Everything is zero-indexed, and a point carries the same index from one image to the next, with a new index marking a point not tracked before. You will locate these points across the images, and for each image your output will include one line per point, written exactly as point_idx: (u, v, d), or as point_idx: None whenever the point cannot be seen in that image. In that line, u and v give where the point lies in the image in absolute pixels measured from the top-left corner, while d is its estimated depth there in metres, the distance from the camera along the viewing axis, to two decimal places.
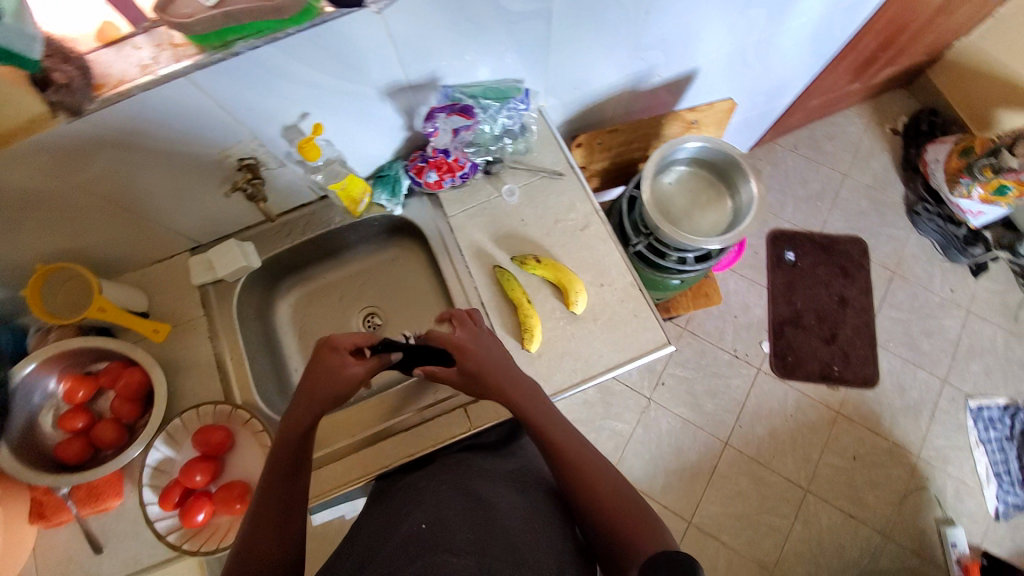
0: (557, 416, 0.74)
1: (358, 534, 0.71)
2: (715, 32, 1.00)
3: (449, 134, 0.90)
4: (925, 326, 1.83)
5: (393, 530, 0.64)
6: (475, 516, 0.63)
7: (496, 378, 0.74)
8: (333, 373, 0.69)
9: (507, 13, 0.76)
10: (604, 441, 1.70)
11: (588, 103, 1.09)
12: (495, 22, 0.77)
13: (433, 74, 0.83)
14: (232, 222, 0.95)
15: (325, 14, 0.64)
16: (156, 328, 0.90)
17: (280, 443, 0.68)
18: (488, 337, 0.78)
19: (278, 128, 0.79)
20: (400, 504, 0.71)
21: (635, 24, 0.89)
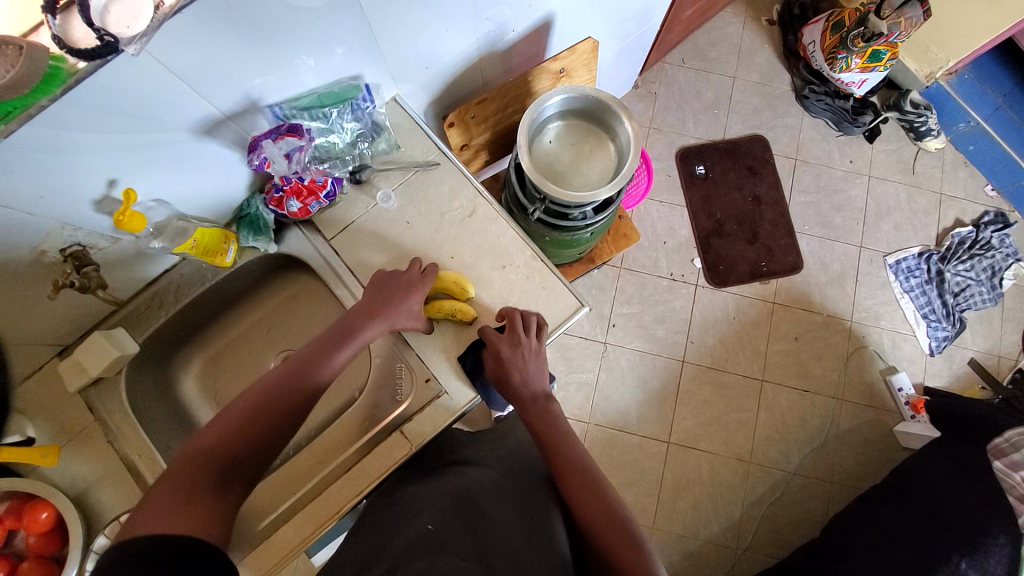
0: (556, 418, 0.83)
1: (352, 550, 0.73)
2: None
3: (285, 160, 0.79)
4: (835, 201, 1.91)
5: (389, 539, 0.68)
6: (475, 526, 0.69)
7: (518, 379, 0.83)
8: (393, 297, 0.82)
9: (306, 10, 0.67)
10: (573, 394, 1.74)
11: (446, 79, 1.01)
12: (297, 24, 0.68)
13: (250, 97, 0.73)
14: (89, 313, 0.86)
15: (79, 72, 0.54)
16: (46, 452, 0.80)
17: (314, 353, 0.76)
18: (530, 341, 0.83)
19: (89, 205, 0.70)
20: (396, 514, 0.74)
21: None
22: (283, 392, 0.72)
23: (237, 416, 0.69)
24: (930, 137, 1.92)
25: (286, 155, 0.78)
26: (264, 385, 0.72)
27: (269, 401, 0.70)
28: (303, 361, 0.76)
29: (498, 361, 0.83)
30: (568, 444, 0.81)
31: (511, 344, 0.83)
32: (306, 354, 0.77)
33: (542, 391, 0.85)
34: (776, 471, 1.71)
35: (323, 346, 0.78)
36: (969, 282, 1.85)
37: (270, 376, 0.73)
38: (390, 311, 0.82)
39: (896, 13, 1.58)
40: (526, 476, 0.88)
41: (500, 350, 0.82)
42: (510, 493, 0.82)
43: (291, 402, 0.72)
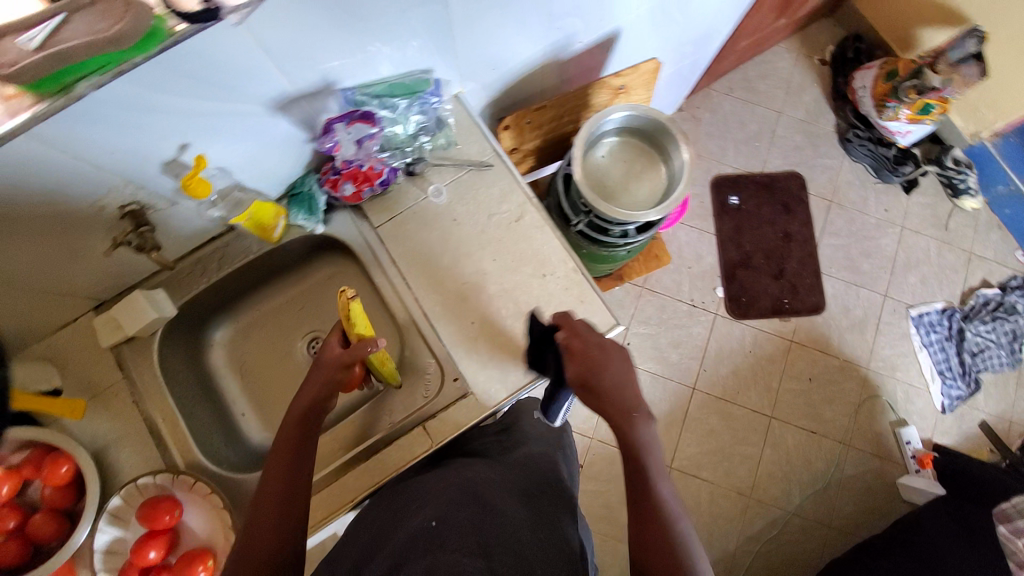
0: (650, 441, 0.74)
1: (361, 535, 0.72)
2: None
3: (353, 145, 0.82)
4: (865, 247, 1.90)
5: (395, 531, 0.67)
6: (479, 516, 0.67)
7: (608, 386, 0.75)
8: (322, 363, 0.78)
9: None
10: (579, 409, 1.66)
11: (509, 82, 1.01)
12: (384, 8, 0.68)
13: (327, 78, 0.74)
14: (132, 273, 0.86)
15: (177, 34, 0.54)
16: (72, 405, 0.82)
17: (285, 452, 0.71)
18: (612, 346, 0.79)
19: (157, 166, 0.70)
20: (405, 505, 0.73)
21: None
22: (277, 502, 0.66)
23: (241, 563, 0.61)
24: (967, 195, 1.91)
25: (355, 141, 0.80)
26: (258, 514, 0.65)
27: (265, 520, 0.65)
28: (281, 461, 0.70)
29: (587, 360, 0.77)
30: (657, 477, 0.71)
31: (601, 344, 0.78)
32: (275, 458, 0.71)
33: (638, 406, 0.75)
34: (776, 509, 1.69)
35: (293, 441, 0.72)
36: (989, 344, 1.83)
37: (261, 496, 0.67)
38: (319, 376, 0.77)
39: (950, 69, 1.63)
40: (537, 467, 0.86)
41: (587, 350, 0.77)
42: (517, 481, 0.79)
43: (286, 502, 0.66)
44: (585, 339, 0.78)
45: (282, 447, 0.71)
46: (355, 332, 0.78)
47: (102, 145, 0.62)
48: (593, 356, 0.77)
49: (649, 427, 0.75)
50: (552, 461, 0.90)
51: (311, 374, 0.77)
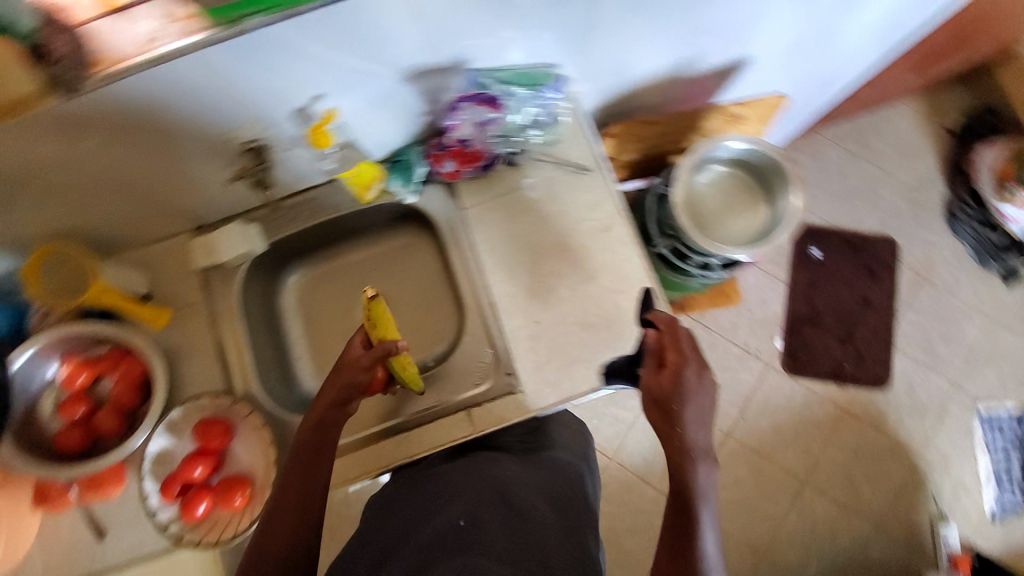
0: (705, 487, 0.70)
1: (389, 515, 0.75)
2: (777, 20, 0.90)
3: (473, 126, 0.83)
4: (945, 329, 1.78)
5: (423, 520, 0.69)
6: (510, 521, 0.67)
7: (689, 414, 0.72)
8: (343, 361, 0.76)
9: None
10: (604, 428, 1.59)
11: (626, 87, 0.97)
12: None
13: (461, 57, 0.74)
14: (235, 205, 0.92)
15: None
16: (156, 316, 0.88)
17: (302, 462, 0.71)
18: (708, 376, 0.74)
19: (289, 111, 0.72)
20: (433, 494, 0.75)
21: (691, 12, 0.80)
22: (294, 511, 0.68)
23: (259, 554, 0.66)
24: None
25: (476, 124, 0.83)
26: (274, 522, 0.68)
27: (281, 529, 0.67)
28: (299, 473, 0.70)
29: (675, 379, 0.73)
30: (700, 525, 0.68)
31: (696, 373, 0.74)
32: (291, 467, 0.71)
33: (703, 447, 0.72)
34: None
35: (309, 452, 0.71)
36: None
37: (278, 504, 0.69)
38: (336, 375, 0.75)
39: None
40: (562, 470, 0.84)
41: (685, 371, 0.73)
42: (545, 484, 0.79)
43: (303, 510, 0.69)
44: (680, 356, 0.75)
45: (297, 458, 0.71)
46: (376, 334, 0.77)
47: (249, 82, 0.65)
48: (688, 378, 0.73)
49: (709, 472, 0.72)
50: (576, 468, 0.88)
51: (328, 384, 0.75)
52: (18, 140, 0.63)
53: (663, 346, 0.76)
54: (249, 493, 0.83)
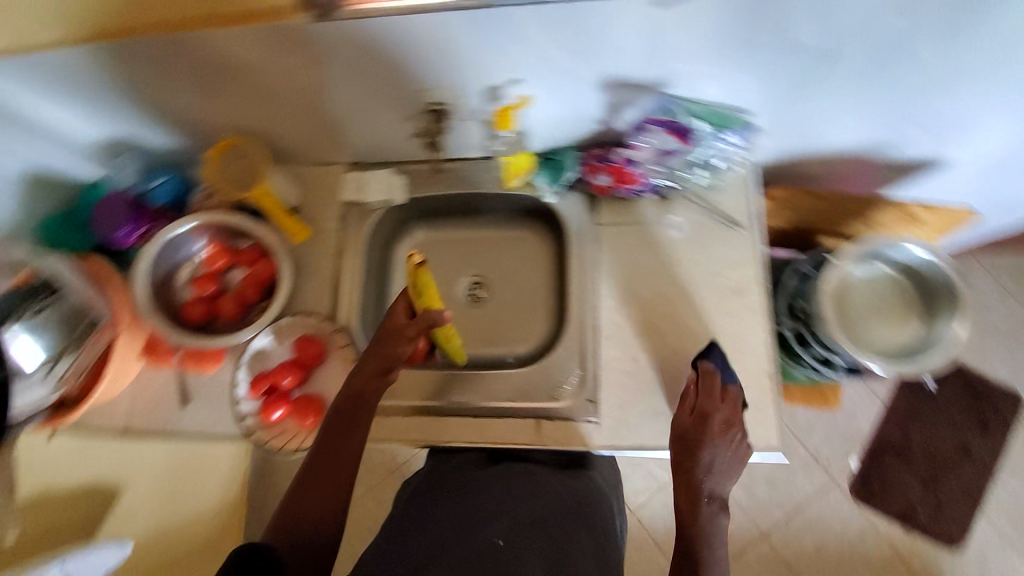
0: (715, 533, 0.73)
1: (429, 512, 0.77)
2: (998, 133, 0.82)
3: (653, 151, 0.82)
4: None
5: (464, 530, 0.72)
6: (548, 552, 0.70)
7: (709, 461, 0.75)
8: (384, 331, 0.82)
9: (787, 39, 0.67)
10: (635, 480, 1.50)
11: (803, 153, 0.90)
12: (767, 37, 0.67)
13: (661, 79, 0.74)
14: (395, 152, 0.98)
15: None
16: (298, 231, 0.96)
17: (339, 435, 0.76)
18: (734, 426, 0.76)
19: (484, 87, 0.77)
20: (474, 504, 0.77)
21: (914, 100, 0.76)
22: (331, 477, 0.73)
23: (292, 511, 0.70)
24: None
25: (660, 148, 0.81)
26: (309, 485, 0.71)
27: (319, 492, 0.71)
28: (338, 443, 0.75)
29: (699, 425, 0.75)
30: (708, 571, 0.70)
31: (725, 422, 0.76)
32: (327, 439, 0.75)
33: (714, 490, 0.75)
34: None
35: (343, 425, 0.76)
36: None
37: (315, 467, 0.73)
38: (375, 345, 0.81)
39: None
40: (589, 490, 0.85)
41: (712, 418, 0.75)
42: (572, 506, 0.80)
43: (340, 476, 0.73)
44: (711, 407, 0.75)
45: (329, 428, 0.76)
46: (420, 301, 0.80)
47: (466, 51, 0.70)
48: (710, 424, 0.75)
49: (721, 518, 0.74)
50: (602, 488, 0.88)
51: (368, 357, 0.81)
52: (261, 49, 0.72)
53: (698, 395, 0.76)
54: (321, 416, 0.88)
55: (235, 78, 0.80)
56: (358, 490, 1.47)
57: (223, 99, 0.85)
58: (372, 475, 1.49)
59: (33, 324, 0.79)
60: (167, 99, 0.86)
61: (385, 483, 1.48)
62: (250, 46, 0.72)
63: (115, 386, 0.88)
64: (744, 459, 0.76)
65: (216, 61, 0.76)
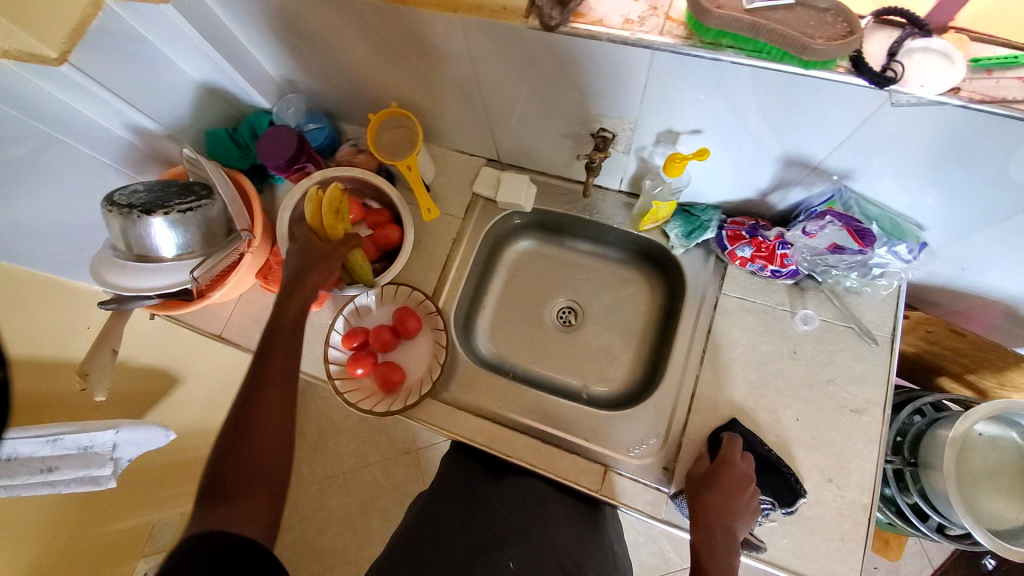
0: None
1: (441, 521, 0.79)
2: None
3: (819, 243, 0.79)
4: None
5: (476, 553, 0.74)
6: None
7: (717, 500, 0.72)
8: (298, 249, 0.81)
9: (1004, 178, 0.62)
10: (642, 552, 1.33)
11: (956, 288, 0.85)
12: (985, 170, 0.63)
13: (847, 171, 0.72)
14: (538, 162, 1.00)
15: (839, 70, 0.57)
16: (429, 209, 0.99)
17: (279, 385, 0.67)
18: (750, 480, 0.74)
19: (663, 128, 0.77)
20: (486, 523, 0.79)
21: None
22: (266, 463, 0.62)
23: (244, 444, 0.62)
24: None
25: (833, 243, 0.77)
26: (240, 454, 0.61)
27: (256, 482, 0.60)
28: (275, 419, 0.64)
29: (722, 479, 0.73)
30: None
31: (743, 476, 0.74)
32: (261, 396, 0.65)
33: (729, 535, 0.70)
34: None
35: (283, 381, 0.68)
36: None
37: (242, 445, 0.62)
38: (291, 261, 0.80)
39: None
40: (601, 527, 0.86)
41: (734, 469, 0.74)
42: (583, 534, 0.82)
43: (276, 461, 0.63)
44: (733, 466, 0.74)
45: (246, 394, 0.65)
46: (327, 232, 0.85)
47: (663, 92, 0.70)
48: (728, 473, 0.74)
49: (731, 555, 0.69)
50: (617, 539, 0.90)
51: (292, 289, 0.76)
52: (462, 44, 0.74)
53: (725, 451, 0.75)
54: (397, 386, 0.90)
55: (415, 57, 0.80)
56: (373, 458, 1.46)
57: (394, 73, 0.87)
58: (389, 447, 1.48)
59: (177, 220, 0.82)
60: (348, 62, 0.88)
61: (400, 460, 1.46)
62: (452, 36, 0.72)
63: (230, 293, 0.97)
64: (756, 511, 0.72)
65: (408, 44, 0.78)
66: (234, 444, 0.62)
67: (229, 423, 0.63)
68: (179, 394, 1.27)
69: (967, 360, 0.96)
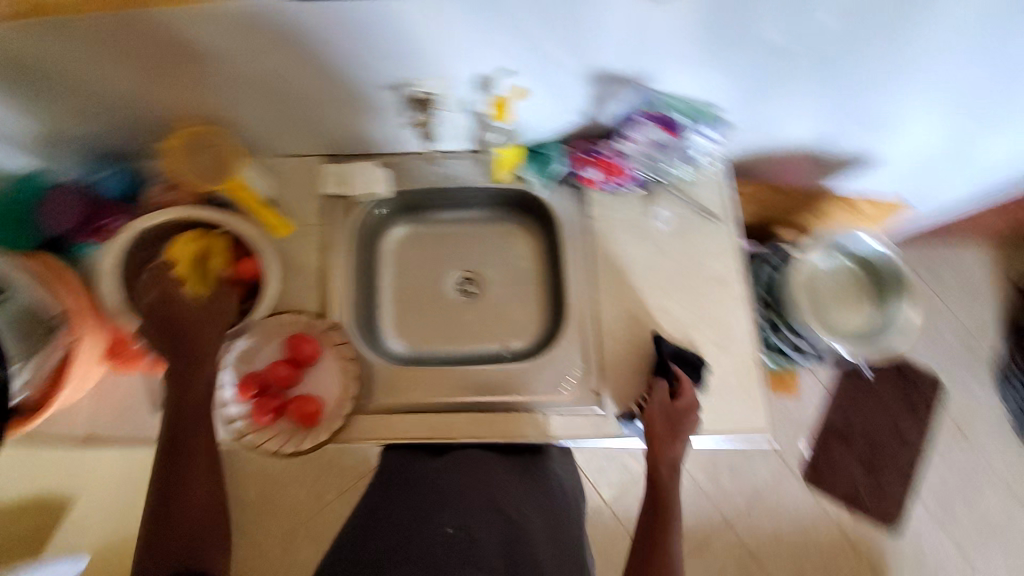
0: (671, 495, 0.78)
1: (379, 512, 0.76)
2: (922, 125, 0.89)
3: (642, 144, 0.86)
4: (974, 491, 1.43)
5: (417, 521, 0.71)
6: (507, 534, 0.71)
7: (671, 433, 0.79)
8: (178, 318, 0.77)
9: (759, 40, 0.72)
10: (609, 474, 1.41)
11: (765, 152, 0.97)
12: (748, 42, 0.72)
13: (649, 74, 0.78)
14: (376, 145, 0.96)
15: None
16: (278, 225, 0.92)
17: (198, 463, 0.73)
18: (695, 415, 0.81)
19: (478, 76, 0.79)
20: (424, 494, 0.77)
21: (848, 88, 0.80)
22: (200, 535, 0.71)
23: (172, 518, 0.70)
24: None
25: (652, 142, 0.85)
26: (172, 527, 0.70)
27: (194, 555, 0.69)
28: (199, 490, 0.73)
29: (677, 418, 0.79)
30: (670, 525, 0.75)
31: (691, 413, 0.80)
32: (183, 477, 0.72)
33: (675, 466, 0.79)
34: None
35: (203, 456, 0.74)
36: None
37: (171, 525, 0.70)
38: (176, 332, 0.76)
39: None
40: (548, 476, 0.87)
41: (687, 409, 0.80)
42: (528, 489, 0.82)
43: (209, 530, 0.71)
44: (685, 405, 0.80)
45: (167, 466, 0.72)
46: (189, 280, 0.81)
47: (460, 38, 0.72)
48: (681, 410, 0.80)
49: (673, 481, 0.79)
50: (571, 480, 0.93)
51: (194, 364, 0.76)
52: (237, 38, 0.71)
53: (681, 391, 0.80)
54: (317, 421, 0.84)
55: (198, 64, 0.75)
56: (324, 496, 1.38)
57: (186, 90, 0.80)
58: (341, 478, 1.40)
59: None
60: (118, 86, 0.79)
61: (353, 488, 1.39)
62: (225, 31, 0.69)
63: (78, 390, 0.83)
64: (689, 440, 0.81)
65: (183, 47, 0.72)
66: (165, 527, 0.70)
67: (154, 503, 0.72)
68: (76, 516, 1.11)
69: (797, 211, 1.13)
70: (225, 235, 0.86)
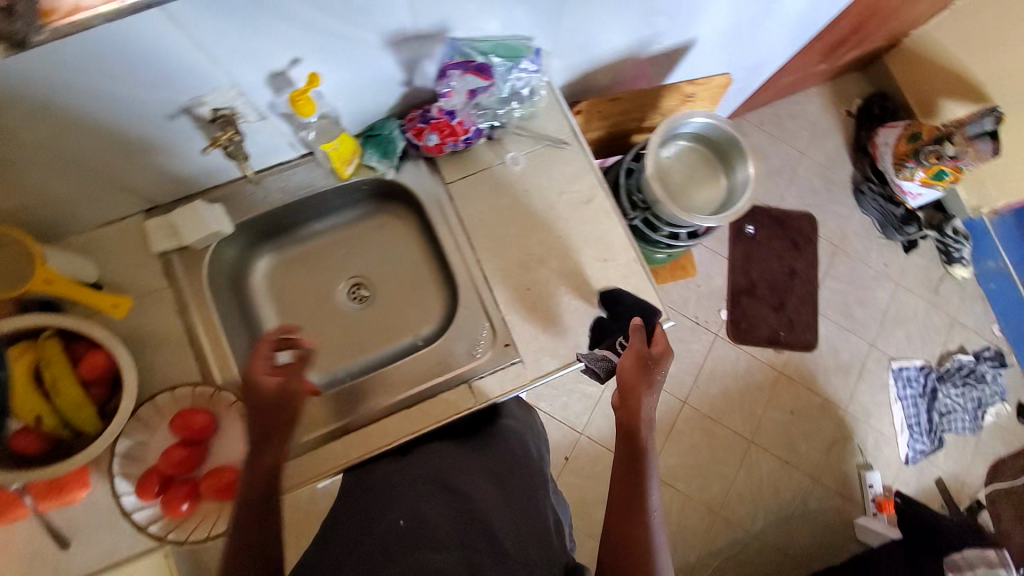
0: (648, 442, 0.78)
1: (333, 528, 0.72)
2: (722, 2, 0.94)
3: (463, 96, 0.85)
4: (862, 296, 1.65)
5: (367, 527, 0.69)
6: (456, 507, 0.70)
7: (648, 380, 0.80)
8: (254, 386, 0.70)
9: None
10: (571, 405, 1.47)
11: (589, 68, 1.00)
12: None
13: (444, 24, 0.76)
14: (199, 181, 0.88)
15: None
16: (116, 303, 0.82)
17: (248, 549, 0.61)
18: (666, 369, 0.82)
19: (266, 74, 0.73)
20: (375, 499, 0.74)
21: None
22: None
23: None
24: (959, 264, 1.66)
25: (469, 91, 0.84)
26: None
27: None
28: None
29: (647, 361, 0.81)
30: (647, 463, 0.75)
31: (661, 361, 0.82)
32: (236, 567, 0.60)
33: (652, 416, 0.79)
34: (739, 530, 1.48)
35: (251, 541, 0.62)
36: (956, 408, 1.62)
37: None
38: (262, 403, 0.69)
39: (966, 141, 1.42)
40: (505, 438, 0.86)
41: (660, 356, 0.81)
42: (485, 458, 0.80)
43: None
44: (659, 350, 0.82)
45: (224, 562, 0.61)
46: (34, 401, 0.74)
47: (224, 41, 0.65)
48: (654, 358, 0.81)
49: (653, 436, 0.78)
50: (531, 436, 0.93)
51: (266, 443, 0.68)
52: None
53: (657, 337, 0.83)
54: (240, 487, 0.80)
55: None
56: None
57: None
58: None
59: None
60: None
61: None
62: None
63: None
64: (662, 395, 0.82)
65: None
66: None
67: None
68: None
69: (640, 111, 1.19)
70: (53, 337, 0.76)
